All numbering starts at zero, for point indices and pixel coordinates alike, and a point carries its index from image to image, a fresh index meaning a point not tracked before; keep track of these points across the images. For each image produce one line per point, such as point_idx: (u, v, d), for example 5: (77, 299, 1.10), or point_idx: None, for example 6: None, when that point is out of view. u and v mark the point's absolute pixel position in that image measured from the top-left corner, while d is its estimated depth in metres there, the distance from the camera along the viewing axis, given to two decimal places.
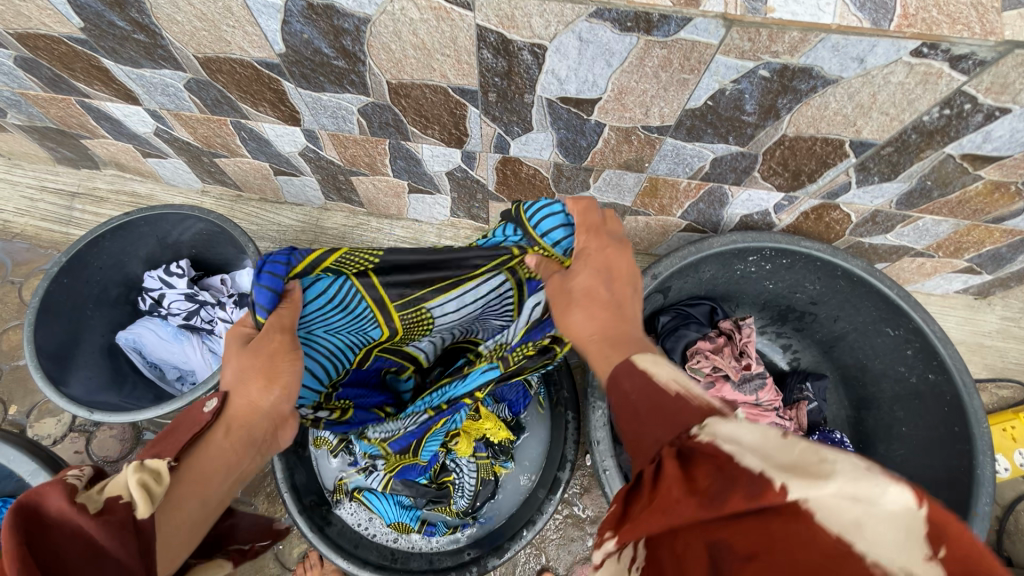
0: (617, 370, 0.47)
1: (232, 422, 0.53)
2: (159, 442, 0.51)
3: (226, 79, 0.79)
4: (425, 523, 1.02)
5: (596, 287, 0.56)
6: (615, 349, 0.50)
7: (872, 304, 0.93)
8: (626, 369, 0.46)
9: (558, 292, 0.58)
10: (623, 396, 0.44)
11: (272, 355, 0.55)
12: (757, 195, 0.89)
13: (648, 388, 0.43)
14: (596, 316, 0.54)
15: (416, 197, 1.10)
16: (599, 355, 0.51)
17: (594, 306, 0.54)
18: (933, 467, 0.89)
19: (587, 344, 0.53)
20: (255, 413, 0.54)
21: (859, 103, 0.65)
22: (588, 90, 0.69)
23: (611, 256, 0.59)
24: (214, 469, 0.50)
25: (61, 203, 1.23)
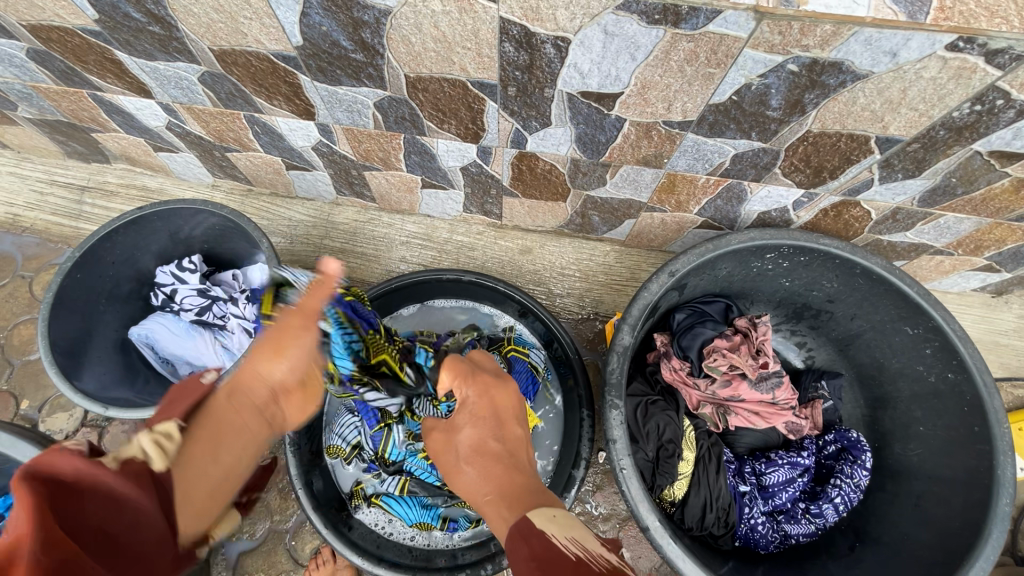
0: (514, 534, 0.49)
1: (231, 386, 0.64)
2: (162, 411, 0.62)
3: (241, 72, 0.78)
4: (448, 519, 1.01)
5: (473, 436, 0.60)
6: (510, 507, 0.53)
7: (891, 303, 0.92)
8: (524, 529, 0.49)
9: (444, 437, 0.63)
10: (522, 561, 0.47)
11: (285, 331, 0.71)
12: (777, 191, 0.88)
13: (546, 547, 0.47)
14: (490, 473, 0.56)
15: (429, 191, 1.09)
16: (496, 515, 0.53)
17: (471, 458, 0.58)
18: (951, 467, 0.88)
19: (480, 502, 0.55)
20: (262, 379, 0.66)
21: (888, 98, 0.63)
22: (610, 84, 0.67)
23: (490, 397, 0.64)
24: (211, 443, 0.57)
25: (71, 197, 1.23)
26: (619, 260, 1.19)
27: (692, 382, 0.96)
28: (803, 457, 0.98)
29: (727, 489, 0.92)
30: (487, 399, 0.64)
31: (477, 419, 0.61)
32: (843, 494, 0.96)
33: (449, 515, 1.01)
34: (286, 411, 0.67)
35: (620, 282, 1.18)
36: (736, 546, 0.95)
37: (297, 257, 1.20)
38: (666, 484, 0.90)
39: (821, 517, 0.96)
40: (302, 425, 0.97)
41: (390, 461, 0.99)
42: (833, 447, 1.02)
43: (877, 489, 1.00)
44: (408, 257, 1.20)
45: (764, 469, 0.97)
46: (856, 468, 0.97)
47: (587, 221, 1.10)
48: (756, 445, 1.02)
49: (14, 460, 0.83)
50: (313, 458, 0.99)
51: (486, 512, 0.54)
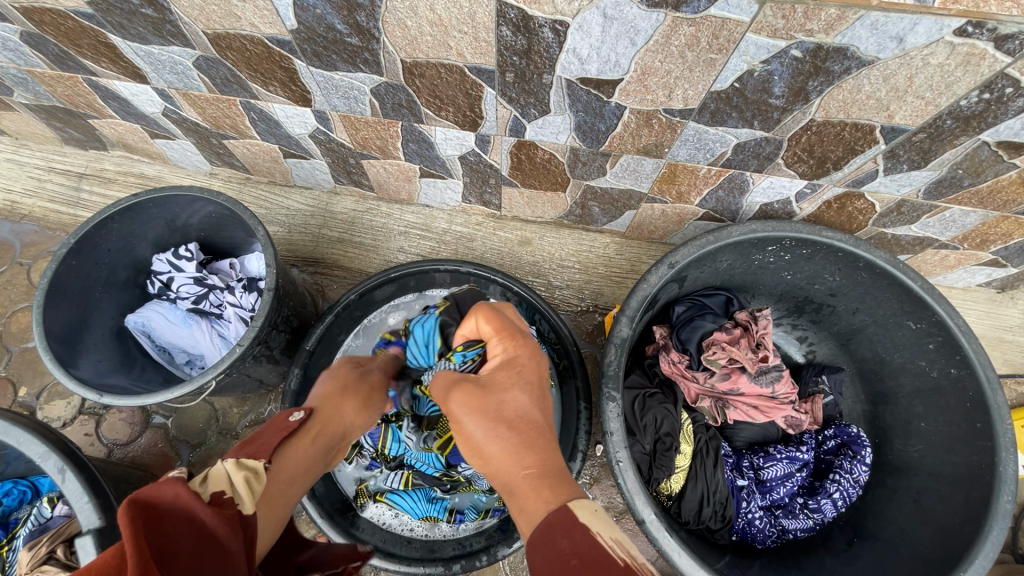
0: (551, 521, 0.43)
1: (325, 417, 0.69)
2: (245, 446, 0.60)
3: (235, 57, 0.77)
4: (454, 512, 1.00)
5: (512, 403, 0.51)
6: (553, 492, 0.46)
7: (894, 297, 0.90)
8: (564, 518, 0.43)
9: (474, 388, 0.53)
10: (562, 555, 0.41)
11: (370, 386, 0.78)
12: (779, 182, 0.86)
13: (587, 545, 0.41)
14: (528, 445, 0.48)
15: (427, 181, 1.07)
16: (531, 494, 0.46)
17: (497, 423, 0.49)
18: (953, 463, 0.87)
19: (515, 482, 0.47)
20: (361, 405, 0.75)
21: (894, 85, 0.62)
22: (610, 70, 0.66)
23: (524, 362, 0.56)
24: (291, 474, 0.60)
25: (68, 184, 1.22)
26: (619, 252, 1.18)
27: (691, 375, 0.95)
28: (802, 452, 0.98)
29: (724, 483, 0.91)
30: (522, 365, 0.56)
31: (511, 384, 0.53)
32: (842, 490, 0.95)
33: (455, 507, 1.01)
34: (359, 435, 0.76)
35: (620, 274, 1.17)
36: (733, 540, 0.95)
37: (295, 246, 1.19)
38: (663, 477, 0.89)
39: (819, 512, 0.95)
40: None
41: (390, 457, 1.00)
42: (833, 442, 1.01)
43: (876, 485, 0.99)
44: (407, 248, 1.19)
45: (763, 463, 0.97)
46: (856, 463, 0.96)
47: (587, 212, 1.09)
48: (755, 439, 1.01)
49: (10, 447, 0.83)
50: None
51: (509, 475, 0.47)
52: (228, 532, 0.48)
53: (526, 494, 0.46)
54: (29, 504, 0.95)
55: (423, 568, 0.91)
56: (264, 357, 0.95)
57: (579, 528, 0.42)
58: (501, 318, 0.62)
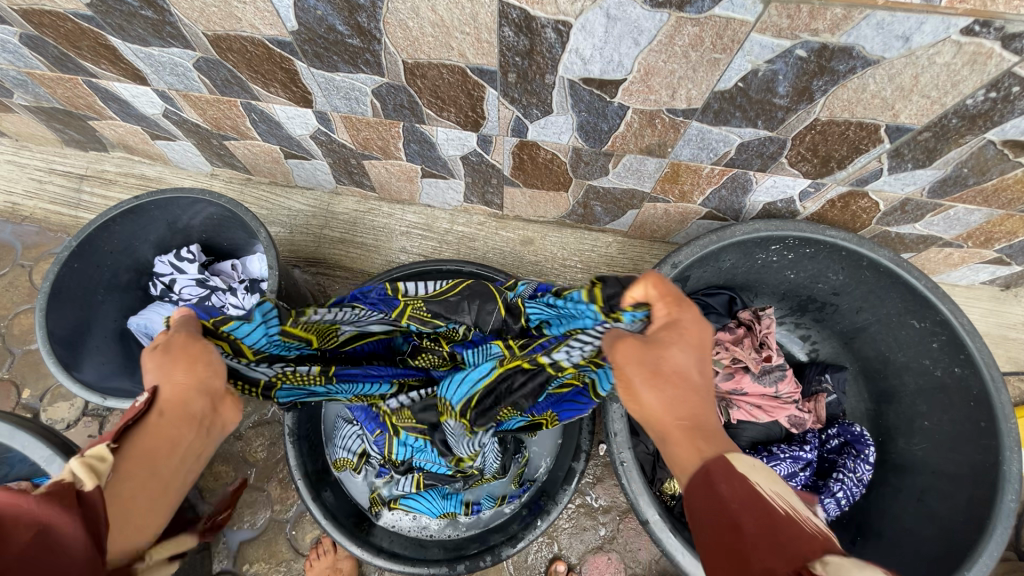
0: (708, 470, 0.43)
1: (159, 406, 0.47)
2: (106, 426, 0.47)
3: (236, 58, 0.77)
4: (470, 504, 1.02)
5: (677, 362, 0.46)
6: (701, 437, 0.44)
7: (898, 295, 0.90)
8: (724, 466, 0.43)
9: (637, 342, 0.48)
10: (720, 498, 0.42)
11: (188, 350, 0.50)
12: (782, 181, 0.86)
13: (745, 487, 0.42)
14: (683, 397, 0.45)
15: (429, 181, 1.07)
16: (684, 440, 0.44)
17: (656, 377, 0.45)
18: (957, 462, 0.87)
19: (667, 428, 0.45)
20: (183, 390, 0.47)
21: (900, 85, 0.62)
22: (612, 71, 0.66)
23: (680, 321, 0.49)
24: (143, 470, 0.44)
25: (69, 185, 1.22)
26: (621, 251, 1.17)
27: None
28: (805, 451, 0.97)
29: None
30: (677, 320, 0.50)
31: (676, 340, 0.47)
32: (846, 489, 0.95)
33: (471, 499, 1.03)
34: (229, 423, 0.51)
35: (622, 274, 1.17)
36: None
37: (296, 247, 1.19)
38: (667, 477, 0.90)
39: (822, 511, 0.95)
40: (301, 438, 0.95)
41: (399, 463, 0.91)
42: (836, 441, 1.01)
43: (880, 484, 0.99)
44: (409, 248, 1.19)
45: (766, 462, 0.96)
46: (860, 462, 0.96)
47: (589, 212, 1.09)
48: (758, 439, 1.01)
49: (15, 449, 0.83)
50: (320, 477, 0.96)
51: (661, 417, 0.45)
52: (64, 517, 0.41)
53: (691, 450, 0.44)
54: None
55: (427, 569, 0.91)
56: None
57: (736, 476, 0.42)
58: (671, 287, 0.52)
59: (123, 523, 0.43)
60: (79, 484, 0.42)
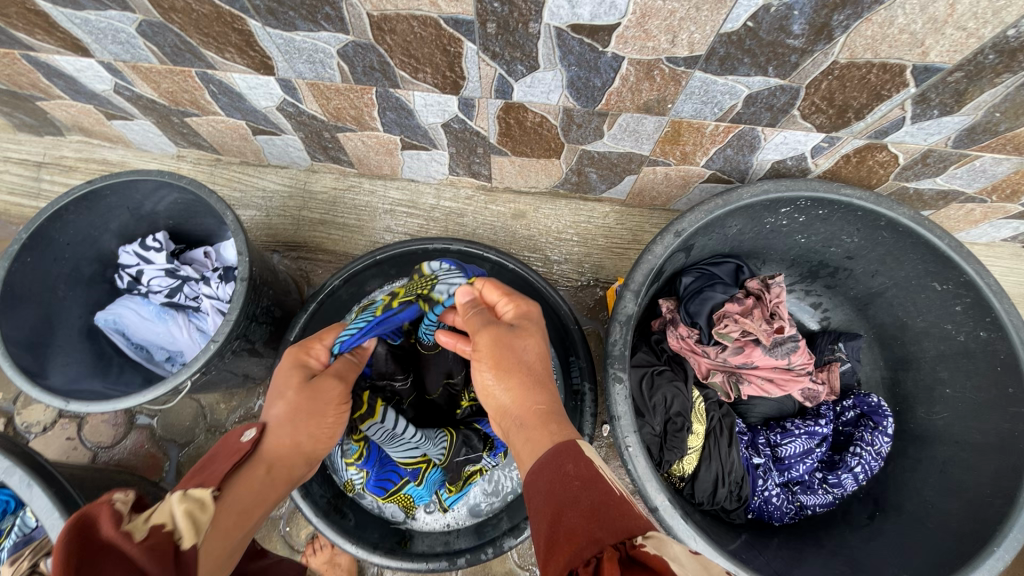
0: (557, 453, 0.49)
1: (270, 461, 0.60)
2: (195, 474, 0.55)
3: (182, 19, 0.68)
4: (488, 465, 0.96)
5: (530, 351, 0.57)
6: (557, 428, 0.52)
7: (918, 257, 0.84)
8: (574, 452, 0.49)
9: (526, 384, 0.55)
10: (565, 478, 0.47)
11: (322, 401, 0.65)
12: (793, 137, 0.79)
13: (588, 470, 0.47)
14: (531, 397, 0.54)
15: (410, 153, 0.99)
16: (539, 429, 0.52)
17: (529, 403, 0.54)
18: (983, 432, 0.82)
19: (527, 414, 0.54)
20: (291, 450, 0.62)
21: (932, 16, 0.54)
22: (604, 14, 0.58)
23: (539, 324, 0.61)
24: (247, 500, 0.54)
25: (26, 174, 1.14)
26: (619, 221, 1.10)
27: (701, 350, 0.90)
28: (822, 426, 0.92)
29: (740, 462, 0.87)
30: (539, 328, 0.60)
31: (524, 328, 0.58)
32: (864, 463, 0.91)
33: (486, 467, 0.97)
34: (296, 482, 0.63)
35: (621, 245, 1.10)
36: (748, 518, 0.91)
37: (274, 230, 1.12)
38: (674, 459, 0.85)
39: (839, 486, 0.91)
40: None
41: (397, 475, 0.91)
42: (852, 413, 0.96)
43: (898, 455, 0.94)
44: (394, 227, 1.12)
45: (780, 440, 0.92)
46: (878, 434, 0.92)
47: (584, 179, 1.01)
48: (771, 414, 0.97)
49: None
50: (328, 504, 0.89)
51: (538, 436, 0.52)
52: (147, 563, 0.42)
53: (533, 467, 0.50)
54: (12, 513, 0.91)
55: (426, 564, 0.85)
56: (246, 350, 0.90)
57: (583, 458, 0.48)
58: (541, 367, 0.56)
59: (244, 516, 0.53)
60: (179, 533, 0.46)
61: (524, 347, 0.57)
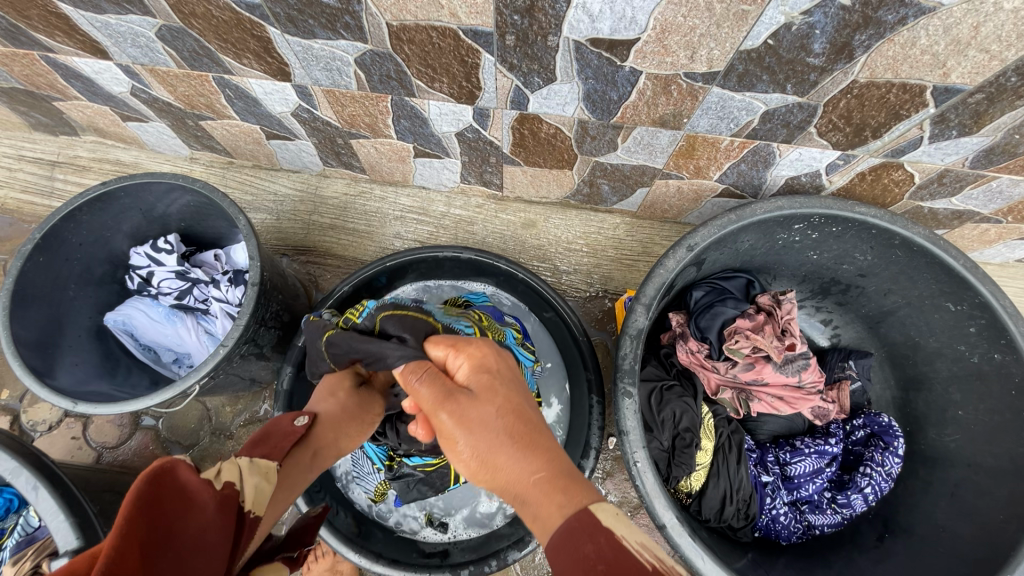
0: (573, 529, 0.38)
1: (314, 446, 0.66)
2: (256, 445, 0.61)
3: (202, 25, 0.69)
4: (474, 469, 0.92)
5: (493, 408, 0.46)
6: (567, 495, 0.40)
7: (932, 276, 0.83)
8: (591, 528, 0.38)
9: (517, 434, 0.44)
10: (591, 552, 0.36)
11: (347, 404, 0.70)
12: (808, 154, 0.78)
13: (619, 554, 0.35)
14: (527, 447, 0.43)
15: (423, 161, 0.99)
16: (545, 500, 0.40)
17: (526, 449, 0.43)
18: (995, 455, 0.81)
19: (528, 490, 0.41)
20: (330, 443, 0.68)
21: (956, 37, 0.54)
22: (624, 29, 0.58)
23: (499, 374, 0.50)
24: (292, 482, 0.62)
25: (40, 172, 1.14)
26: (629, 233, 1.10)
27: (711, 366, 0.89)
28: (832, 445, 0.92)
29: (749, 480, 0.86)
30: (500, 381, 0.49)
31: (485, 391, 0.48)
32: (874, 484, 0.90)
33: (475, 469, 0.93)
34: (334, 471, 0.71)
35: (631, 257, 1.10)
36: (756, 537, 0.90)
37: (284, 233, 1.12)
38: (682, 475, 0.84)
39: (849, 507, 0.90)
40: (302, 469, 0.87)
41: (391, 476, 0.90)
42: (862, 432, 0.95)
43: (908, 477, 0.93)
44: (404, 233, 1.12)
45: (789, 458, 0.91)
46: (888, 455, 0.91)
47: (596, 190, 1.01)
48: (780, 432, 0.96)
49: None
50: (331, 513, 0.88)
51: (544, 508, 0.40)
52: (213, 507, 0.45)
53: (553, 528, 0.39)
54: (16, 512, 0.91)
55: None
56: (253, 355, 0.90)
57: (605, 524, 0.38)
58: (524, 416, 0.46)
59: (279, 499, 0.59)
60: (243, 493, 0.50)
61: (488, 406, 0.46)
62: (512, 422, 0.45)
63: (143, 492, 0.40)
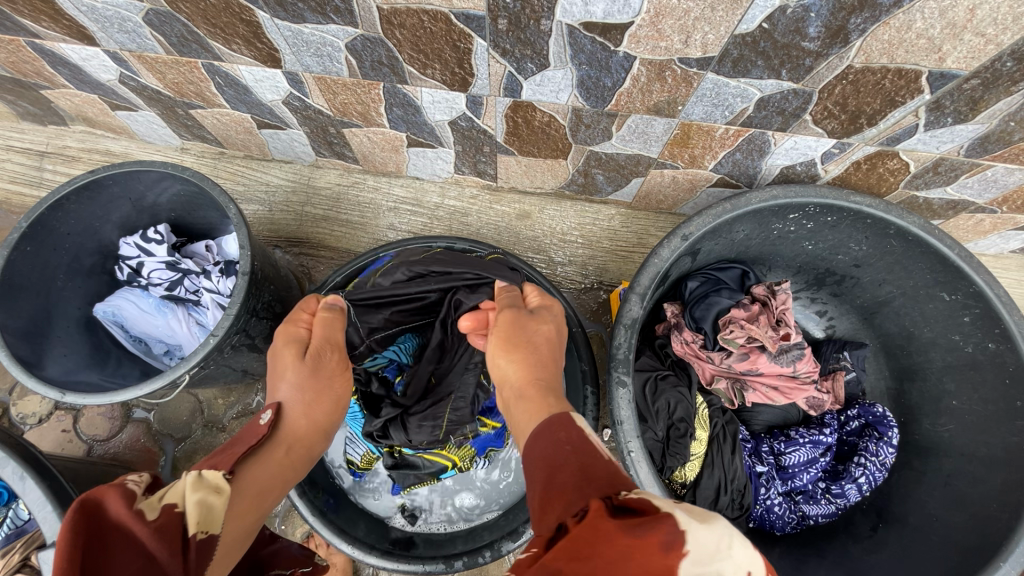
0: (548, 421, 0.48)
1: (288, 440, 0.58)
2: (216, 452, 0.52)
3: (190, 9, 0.68)
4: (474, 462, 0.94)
5: (547, 329, 0.60)
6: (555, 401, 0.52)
7: (927, 266, 0.83)
8: (564, 421, 0.48)
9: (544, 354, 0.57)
10: (557, 441, 0.46)
11: (324, 380, 0.61)
12: (804, 143, 0.78)
13: (581, 440, 0.45)
14: (541, 363, 0.56)
15: (416, 150, 0.99)
16: (538, 401, 0.52)
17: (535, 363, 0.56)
18: (988, 444, 0.82)
19: (528, 390, 0.54)
20: (309, 434, 0.61)
21: (951, 21, 0.54)
22: (618, 12, 0.57)
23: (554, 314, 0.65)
24: (263, 487, 0.53)
25: (28, 163, 1.13)
26: (624, 224, 1.09)
27: (706, 356, 0.89)
28: (826, 435, 0.92)
29: (743, 470, 0.86)
30: (554, 316, 0.64)
31: (541, 315, 0.62)
32: (868, 474, 0.90)
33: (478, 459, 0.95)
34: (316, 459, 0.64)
35: (626, 248, 1.10)
36: (750, 527, 0.90)
37: (276, 225, 1.11)
38: (676, 465, 0.84)
39: (843, 497, 0.90)
40: None
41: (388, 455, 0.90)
42: (856, 423, 0.96)
43: (902, 467, 0.93)
44: (398, 224, 1.11)
45: (784, 448, 0.91)
46: (882, 445, 0.91)
47: (591, 180, 1.00)
48: (774, 423, 0.96)
49: None
50: (324, 503, 0.88)
51: (535, 402, 0.52)
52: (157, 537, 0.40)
53: (534, 420, 0.50)
54: None
55: (422, 567, 0.84)
56: (245, 346, 0.89)
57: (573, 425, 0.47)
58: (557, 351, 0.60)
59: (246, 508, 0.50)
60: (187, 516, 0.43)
61: (541, 327, 0.60)
62: (550, 343, 0.59)
63: (72, 533, 0.36)
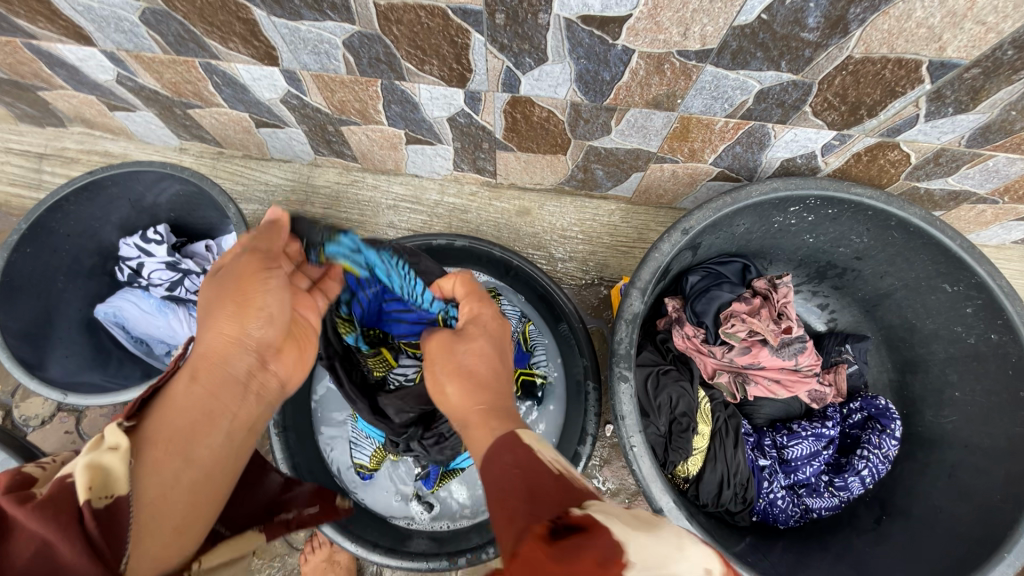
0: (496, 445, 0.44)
1: (205, 364, 0.46)
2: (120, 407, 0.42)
3: (186, 8, 0.67)
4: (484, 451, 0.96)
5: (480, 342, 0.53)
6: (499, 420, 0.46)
7: (929, 258, 0.82)
8: (509, 440, 0.44)
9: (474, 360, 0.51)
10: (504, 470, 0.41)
11: (238, 284, 0.48)
12: (804, 135, 0.78)
13: (529, 462, 0.41)
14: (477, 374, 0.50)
15: (414, 148, 0.98)
16: (483, 424, 0.46)
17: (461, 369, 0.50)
18: (992, 436, 0.81)
19: (470, 415, 0.48)
20: (234, 345, 0.47)
21: (951, 10, 0.53)
22: (616, 5, 0.57)
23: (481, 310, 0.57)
24: (183, 425, 0.42)
25: (27, 165, 1.13)
26: (624, 219, 1.09)
27: (708, 350, 0.89)
28: (828, 428, 0.92)
29: (745, 464, 0.86)
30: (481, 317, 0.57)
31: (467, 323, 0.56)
32: (871, 466, 0.90)
33: None
34: (282, 380, 0.51)
35: (626, 244, 1.09)
36: (753, 521, 0.90)
37: None
38: (679, 460, 0.84)
39: (846, 489, 0.90)
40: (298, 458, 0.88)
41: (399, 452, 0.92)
42: (858, 415, 0.95)
43: (905, 459, 0.93)
44: (397, 222, 1.11)
45: (787, 442, 0.91)
46: (885, 437, 0.91)
47: (590, 176, 1.00)
48: (776, 416, 0.96)
49: None
50: None
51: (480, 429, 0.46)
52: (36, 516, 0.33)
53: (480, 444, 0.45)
54: None
55: (425, 563, 0.84)
56: None
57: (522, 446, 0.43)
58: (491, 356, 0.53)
59: (167, 453, 0.40)
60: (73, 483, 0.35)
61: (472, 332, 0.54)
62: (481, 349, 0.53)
63: None
